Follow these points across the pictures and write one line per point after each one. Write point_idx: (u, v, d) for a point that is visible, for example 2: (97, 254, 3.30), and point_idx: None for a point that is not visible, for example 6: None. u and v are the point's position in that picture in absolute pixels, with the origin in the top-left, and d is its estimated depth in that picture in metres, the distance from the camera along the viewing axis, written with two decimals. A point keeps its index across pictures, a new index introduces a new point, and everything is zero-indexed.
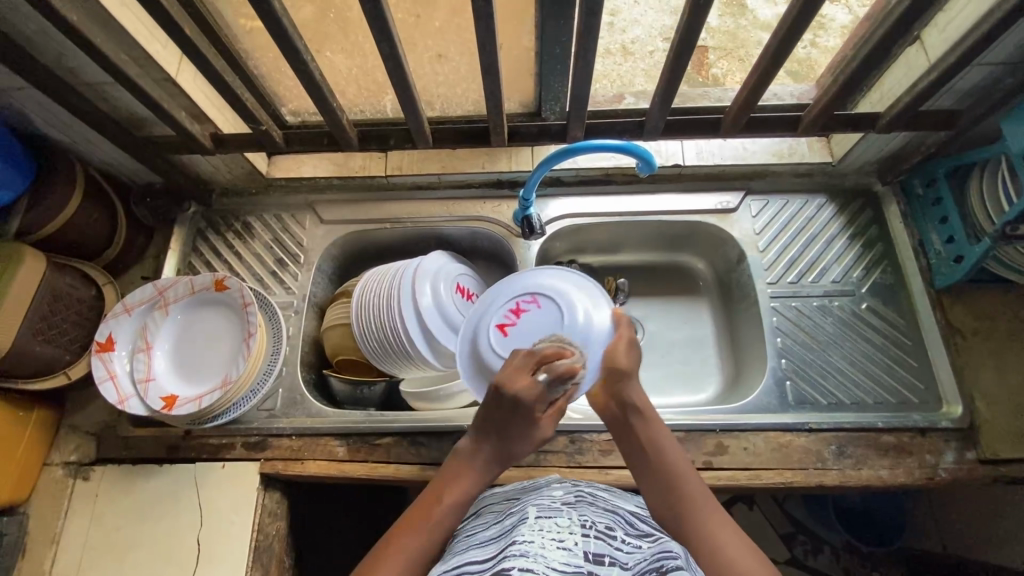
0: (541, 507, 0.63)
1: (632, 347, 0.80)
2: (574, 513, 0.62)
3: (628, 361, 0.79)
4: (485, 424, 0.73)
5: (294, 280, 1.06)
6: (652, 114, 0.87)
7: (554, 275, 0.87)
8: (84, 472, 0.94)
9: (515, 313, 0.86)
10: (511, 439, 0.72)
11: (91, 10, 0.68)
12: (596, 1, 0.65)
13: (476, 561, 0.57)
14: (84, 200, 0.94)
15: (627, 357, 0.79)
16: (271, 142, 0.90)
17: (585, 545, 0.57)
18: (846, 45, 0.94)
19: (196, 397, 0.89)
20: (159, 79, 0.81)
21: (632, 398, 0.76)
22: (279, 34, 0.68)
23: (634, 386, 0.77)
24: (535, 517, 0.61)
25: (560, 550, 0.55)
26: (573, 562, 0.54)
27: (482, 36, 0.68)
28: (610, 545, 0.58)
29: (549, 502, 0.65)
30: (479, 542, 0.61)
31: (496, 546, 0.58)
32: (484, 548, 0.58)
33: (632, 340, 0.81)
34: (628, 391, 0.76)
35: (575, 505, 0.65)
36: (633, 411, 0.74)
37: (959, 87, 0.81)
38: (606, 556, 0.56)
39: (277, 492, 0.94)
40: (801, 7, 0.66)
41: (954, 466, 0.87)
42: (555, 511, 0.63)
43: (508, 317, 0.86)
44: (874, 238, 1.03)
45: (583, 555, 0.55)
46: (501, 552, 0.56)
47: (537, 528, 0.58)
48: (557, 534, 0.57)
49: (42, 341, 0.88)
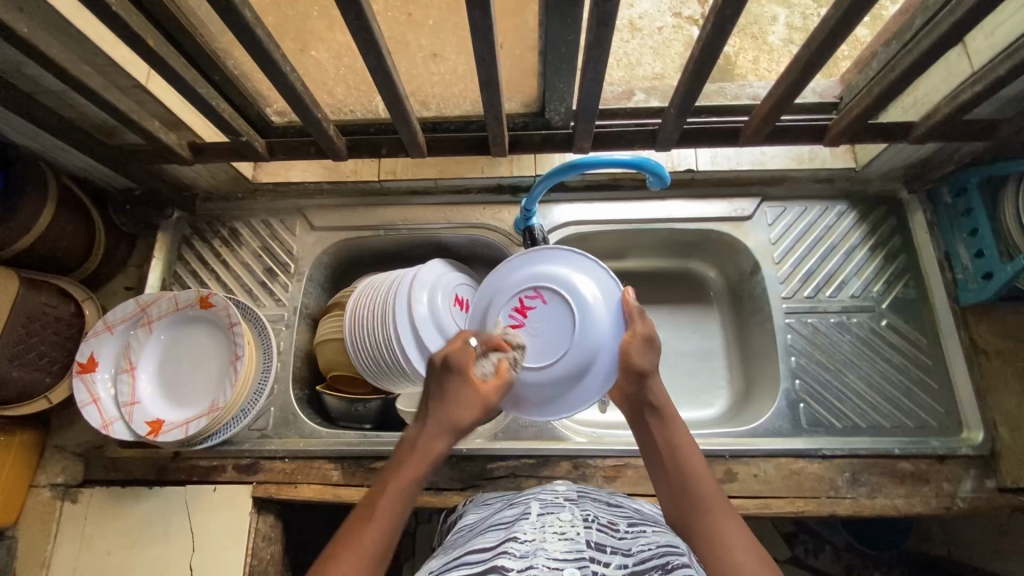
0: (543, 503, 0.60)
1: (647, 345, 0.72)
2: (577, 510, 0.59)
3: (643, 360, 0.71)
4: (432, 409, 0.68)
5: (284, 291, 1.01)
6: (667, 122, 0.79)
7: (549, 260, 0.79)
8: (73, 494, 0.91)
9: (521, 312, 0.79)
10: (452, 402, 0.68)
11: (46, 19, 0.61)
12: (610, 12, 0.58)
13: (476, 550, 0.52)
14: (57, 212, 0.88)
15: (645, 353, 0.72)
16: (254, 152, 0.84)
17: (587, 535, 0.53)
18: (880, 40, 0.86)
19: (183, 424, 0.86)
20: (128, 86, 0.74)
21: (650, 397, 0.70)
22: (256, 45, 0.61)
23: (656, 382, 0.71)
24: (538, 514, 0.57)
25: (561, 542, 0.51)
26: (574, 548, 0.50)
27: (480, 47, 0.62)
28: (615, 537, 0.54)
29: (552, 499, 0.62)
30: (478, 537, 0.56)
31: (495, 538, 0.54)
32: (482, 542, 0.54)
33: (648, 334, 0.73)
34: (649, 387, 0.70)
35: (579, 503, 0.61)
36: (648, 412, 0.69)
37: (1004, 95, 0.74)
38: (609, 544, 0.52)
39: (271, 515, 0.92)
40: (841, 16, 0.59)
41: (973, 496, 0.84)
42: (558, 507, 0.59)
43: (514, 317, 0.78)
44: (896, 248, 0.97)
45: (585, 542, 0.51)
46: (501, 545, 0.51)
47: (538, 525, 0.54)
48: (559, 528, 0.53)
49: (19, 364, 0.84)
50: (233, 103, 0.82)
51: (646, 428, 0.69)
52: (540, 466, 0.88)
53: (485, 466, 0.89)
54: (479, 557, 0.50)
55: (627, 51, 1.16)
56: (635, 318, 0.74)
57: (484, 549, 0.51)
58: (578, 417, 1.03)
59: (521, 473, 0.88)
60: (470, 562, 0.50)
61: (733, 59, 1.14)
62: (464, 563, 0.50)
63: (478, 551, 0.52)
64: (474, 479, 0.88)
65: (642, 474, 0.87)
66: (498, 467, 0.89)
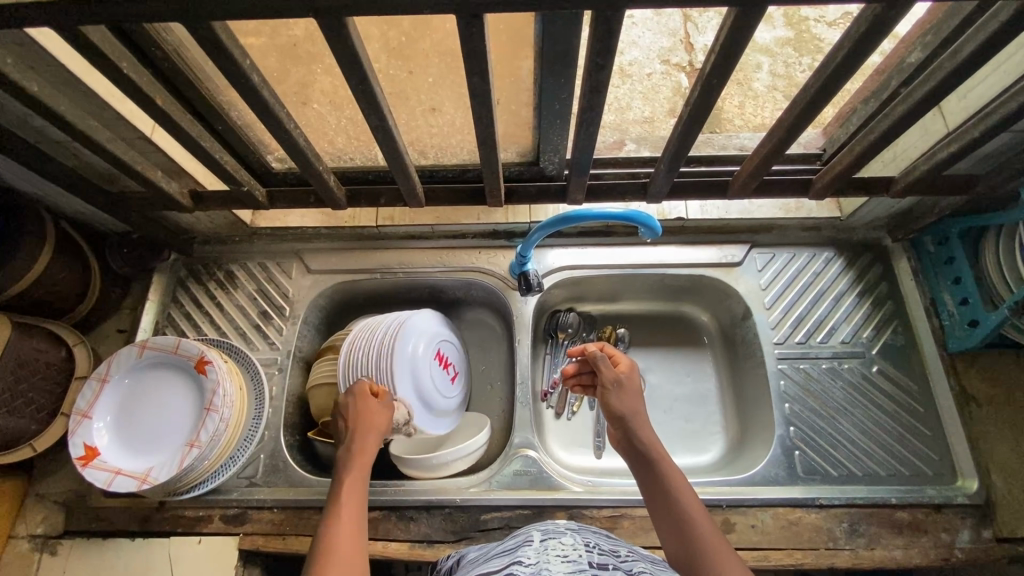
0: (546, 530, 0.62)
1: (619, 389, 0.79)
2: (578, 536, 0.60)
3: (622, 405, 0.77)
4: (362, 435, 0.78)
5: (278, 335, 1.01)
6: (657, 177, 0.82)
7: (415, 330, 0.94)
8: (52, 546, 0.88)
9: (442, 363, 0.98)
10: (366, 421, 0.80)
11: (56, 76, 0.63)
12: (602, 80, 0.60)
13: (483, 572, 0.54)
14: (54, 255, 0.88)
15: (624, 399, 0.78)
16: (253, 200, 0.85)
17: (589, 557, 0.54)
18: (860, 97, 0.90)
19: (144, 475, 0.82)
20: (133, 138, 0.76)
21: (637, 435, 0.74)
22: (261, 105, 0.63)
23: (640, 423, 0.76)
24: (541, 539, 0.59)
25: (565, 563, 0.53)
26: (578, 568, 0.51)
27: (478, 110, 0.64)
28: (616, 559, 0.56)
29: (554, 527, 0.63)
30: (482, 564, 0.58)
31: (501, 563, 0.56)
32: (488, 566, 0.56)
33: (617, 379, 0.80)
34: (634, 428, 0.75)
35: (579, 530, 0.63)
36: (642, 451, 0.72)
37: (979, 153, 0.77)
38: (610, 564, 0.54)
39: (257, 568, 0.89)
40: (821, 83, 0.62)
41: (971, 547, 0.83)
42: (560, 533, 0.61)
43: (448, 367, 0.99)
44: (883, 295, 0.99)
45: (587, 563, 0.53)
46: (506, 569, 0.53)
47: (542, 548, 0.56)
48: (562, 551, 0.55)
49: (5, 413, 0.82)
50: (236, 152, 0.84)
51: (642, 466, 0.72)
52: (534, 518, 0.87)
53: (477, 517, 0.87)
54: None
55: (617, 96, 1.20)
56: (603, 367, 0.81)
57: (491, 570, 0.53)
58: (573, 463, 1.02)
59: (516, 524, 0.87)
60: None
61: (721, 105, 1.18)
62: None
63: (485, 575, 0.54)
64: (467, 530, 0.87)
65: (639, 525, 0.86)
66: (492, 518, 0.87)
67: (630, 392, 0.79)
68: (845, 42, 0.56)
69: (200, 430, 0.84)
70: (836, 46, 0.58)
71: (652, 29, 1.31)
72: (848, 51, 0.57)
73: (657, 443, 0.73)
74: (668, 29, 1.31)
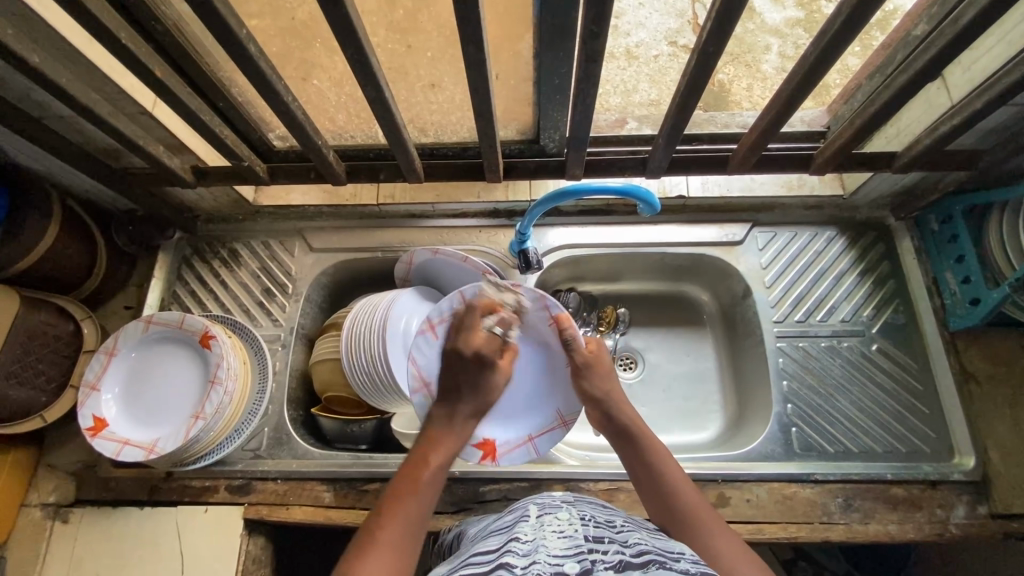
0: (542, 504, 0.62)
1: (592, 368, 0.78)
2: (574, 509, 0.61)
3: (598, 387, 0.76)
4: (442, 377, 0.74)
5: (281, 311, 1.02)
6: (656, 152, 0.81)
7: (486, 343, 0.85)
8: (63, 514, 0.91)
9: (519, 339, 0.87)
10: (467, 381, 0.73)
11: (58, 48, 0.64)
12: (597, 49, 0.60)
13: (481, 552, 0.53)
14: (61, 231, 0.90)
15: (600, 378, 0.77)
16: (254, 175, 0.86)
17: (585, 531, 0.55)
18: (865, 71, 0.89)
19: (151, 445, 0.85)
20: (135, 112, 0.77)
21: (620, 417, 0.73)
22: (258, 77, 0.63)
23: (618, 402, 0.75)
24: (537, 515, 0.60)
25: (561, 539, 0.53)
26: (574, 543, 0.52)
27: (474, 80, 0.63)
28: (611, 531, 0.56)
29: (551, 500, 0.64)
30: (480, 540, 0.58)
31: (497, 540, 0.56)
32: (485, 543, 0.55)
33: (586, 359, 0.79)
34: (613, 408, 0.74)
35: (575, 503, 0.63)
36: (626, 435, 0.71)
37: (984, 127, 0.76)
38: (606, 537, 0.54)
39: (261, 537, 0.91)
40: (819, 53, 0.61)
41: (966, 522, 0.84)
42: (556, 507, 0.61)
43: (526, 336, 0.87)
44: (885, 273, 0.98)
45: (584, 537, 0.53)
46: (503, 546, 0.53)
47: (538, 525, 0.57)
48: (557, 527, 0.56)
49: (16, 383, 0.84)
50: (237, 129, 0.84)
51: (626, 451, 0.70)
52: (532, 490, 0.88)
53: (477, 489, 0.89)
54: (483, 558, 0.51)
55: (623, 78, 1.20)
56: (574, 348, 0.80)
57: (488, 549, 0.53)
58: (572, 439, 1.03)
59: (514, 496, 0.88)
60: (476, 561, 0.50)
61: (728, 86, 1.17)
62: (469, 563, 0.51)
63: (482, 552, 0.53)
64: (466, 502, 0.88)
65: (635, 498, 0.87)
66: (490, 490, 0.89)
67: (602, 372, 0.78)
68: (842, 10, 0.56)
69: (204, 403, 0.86)
70: (835, 14, 0.58)
71: (660, 8, 1.29)
72: (845, 16, 0.56)
73: (638, 419, 0.72)
74: (675, 9, 1.29)
